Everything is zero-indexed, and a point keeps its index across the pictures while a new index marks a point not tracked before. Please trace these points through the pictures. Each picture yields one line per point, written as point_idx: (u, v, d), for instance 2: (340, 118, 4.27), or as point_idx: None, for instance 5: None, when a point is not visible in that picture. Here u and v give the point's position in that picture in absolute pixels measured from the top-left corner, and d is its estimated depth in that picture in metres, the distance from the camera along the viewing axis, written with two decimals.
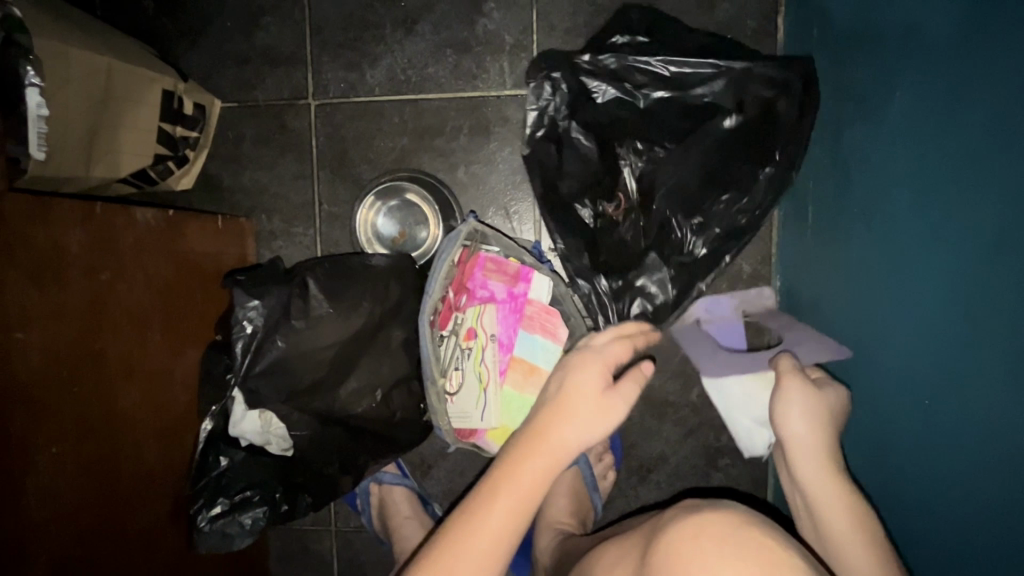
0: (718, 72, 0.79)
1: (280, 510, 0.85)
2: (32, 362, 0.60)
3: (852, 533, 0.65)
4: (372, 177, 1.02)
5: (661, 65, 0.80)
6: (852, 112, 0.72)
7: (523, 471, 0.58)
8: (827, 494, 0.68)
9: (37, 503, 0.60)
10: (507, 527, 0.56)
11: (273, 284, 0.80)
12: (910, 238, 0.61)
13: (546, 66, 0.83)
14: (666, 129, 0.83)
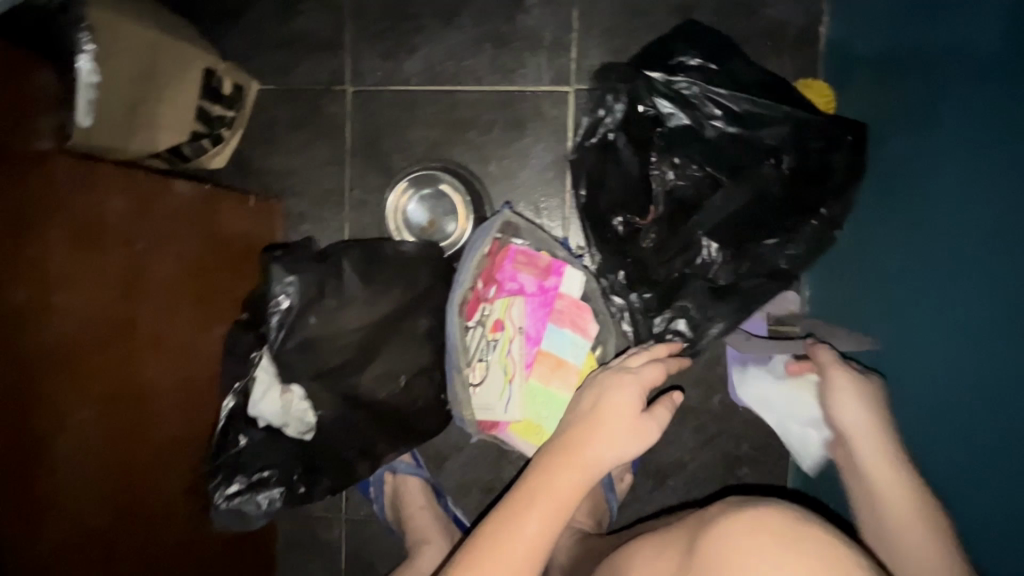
0: (785, 118, 0.75)
1: (297, 493, 0.84)
2: (66, 324, 0.59)
3: (915, 524, 0.65)
4: (403, 166, 1.02)
5: (731, 99, 0.76)
6: (901, 124, 0.70)
7: (558, 479, 0.61)
8: (882, 482, 0.69)
9: (59, 465, 0.59)
10: (542, 528, 0.58)
11: (308, 263, 0.80)
12: (949, 262, 0.60)
13: (612, 75, 0.81)
14: (717, 161, 0.79)
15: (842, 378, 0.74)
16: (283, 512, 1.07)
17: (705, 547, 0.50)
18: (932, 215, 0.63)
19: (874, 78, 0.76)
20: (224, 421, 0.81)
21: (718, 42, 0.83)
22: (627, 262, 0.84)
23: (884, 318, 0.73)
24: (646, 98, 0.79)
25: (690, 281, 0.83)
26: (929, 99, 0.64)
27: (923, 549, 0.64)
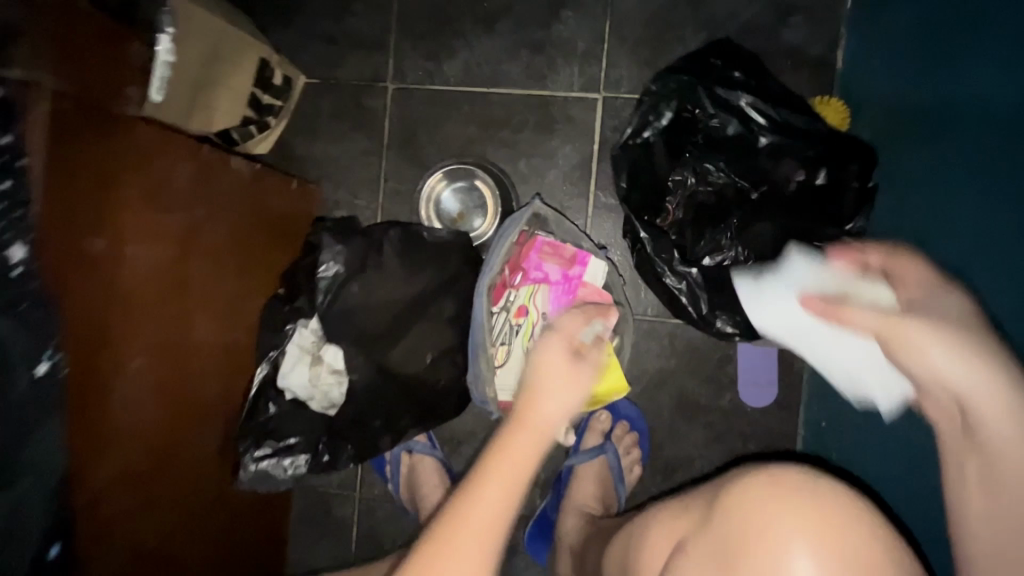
0: (819, 133, 0.85)
1: (322, 460, 0.87)
2: (134, 271, 0.63)
3: (1019, 486, 0.56)
4: (437, 160, 1.07)
5: (769, 111, 0.86)
6: (917, 135, 0.76)
7: (510, 452, 0.61)
8: (995, 446, 0.56)
9: (120, 406, 0.62)
10: (500, 510, 0.58)
11: (356, 239, 0.87)
12: (977, 257, 0.63)
13: (662, 82, 0.88)
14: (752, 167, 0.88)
15: (914, 327, 0.62)
16: (298, 488, 1.10)
17: (728, 501, 0.59)
18: (959, 212, 0.66)
19: (892, 93, 0.81)
20: (258, 387, 0.86)
21: (754, 61, 0.92)
22: (664, 256, 0.88)
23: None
24: (695, 104, 0.87)
25: (719, 282, 0.89)
26: (947, 111, 0.69)
27: (1016, 508, 0.56)
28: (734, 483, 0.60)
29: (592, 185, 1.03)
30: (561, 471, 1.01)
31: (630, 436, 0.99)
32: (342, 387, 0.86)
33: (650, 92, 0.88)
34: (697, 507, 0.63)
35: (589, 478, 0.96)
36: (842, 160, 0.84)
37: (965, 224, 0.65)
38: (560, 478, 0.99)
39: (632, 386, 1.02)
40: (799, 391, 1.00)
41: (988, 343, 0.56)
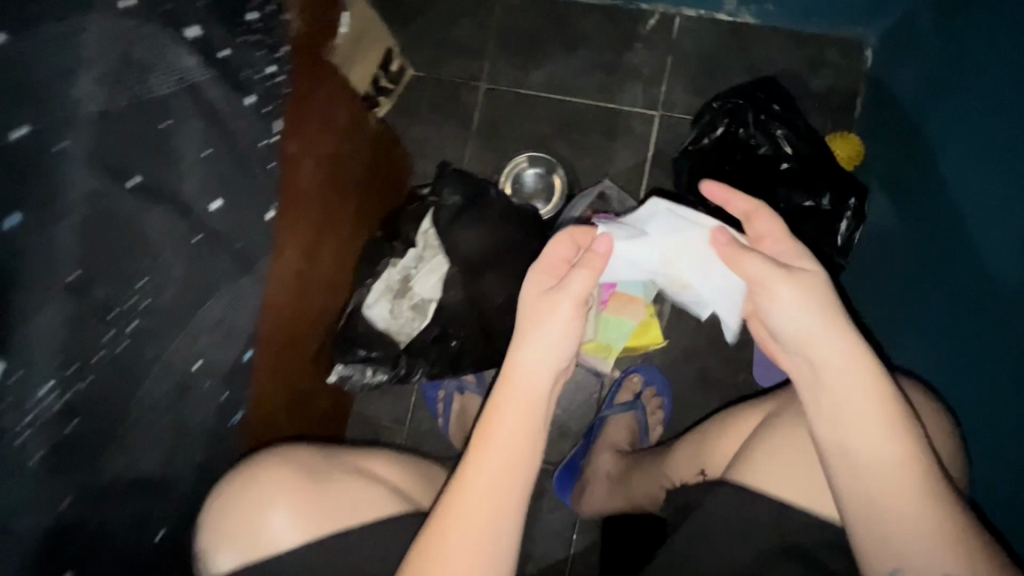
0: (829, 165, 1.05)
1: (398, 373, 1.02)
2: (304, 184, 0.81)
3: (890, 447, 0.57)
4: (514, 150, 1.28)
5: (788, 140, 1.05)
6: (920, 144, 0.95)
7: (503, 425, 0.59)
8: (843, 411, 0.59)
9: (279, 284, 0.79)
10: (499, 500, 0.57)
11: (462, 183, 1.02)
12: (968, 230, 0.79)
13: (712, 103, 1.12)
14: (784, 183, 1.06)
15: (785, 288, 0.60)
16: (354, 416, 1.24)
17: None
18: (956, 188, 0.83)
19: (899, 134, 1.02)
20: (353, 307, 1.02)
21: (787, 97, 1.11)
22: None
23: (910, 286, 0.91)
24: (739, 127, 1.07)
25: None
26: (949, 120, 0.88)
27: (889, 467, 0.56)
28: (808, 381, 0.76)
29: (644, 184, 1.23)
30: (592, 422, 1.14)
31: (657, 397, 1.14)
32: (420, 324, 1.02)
33: (711, 108, 1.12)
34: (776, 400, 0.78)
35: (620, 426, 1.11)
36: (845, 189, 1.04)
37: (936, 232, 0.87)
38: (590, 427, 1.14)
39: (662, 357, 1.17)
40: None
41: (834, 314, 0.59)
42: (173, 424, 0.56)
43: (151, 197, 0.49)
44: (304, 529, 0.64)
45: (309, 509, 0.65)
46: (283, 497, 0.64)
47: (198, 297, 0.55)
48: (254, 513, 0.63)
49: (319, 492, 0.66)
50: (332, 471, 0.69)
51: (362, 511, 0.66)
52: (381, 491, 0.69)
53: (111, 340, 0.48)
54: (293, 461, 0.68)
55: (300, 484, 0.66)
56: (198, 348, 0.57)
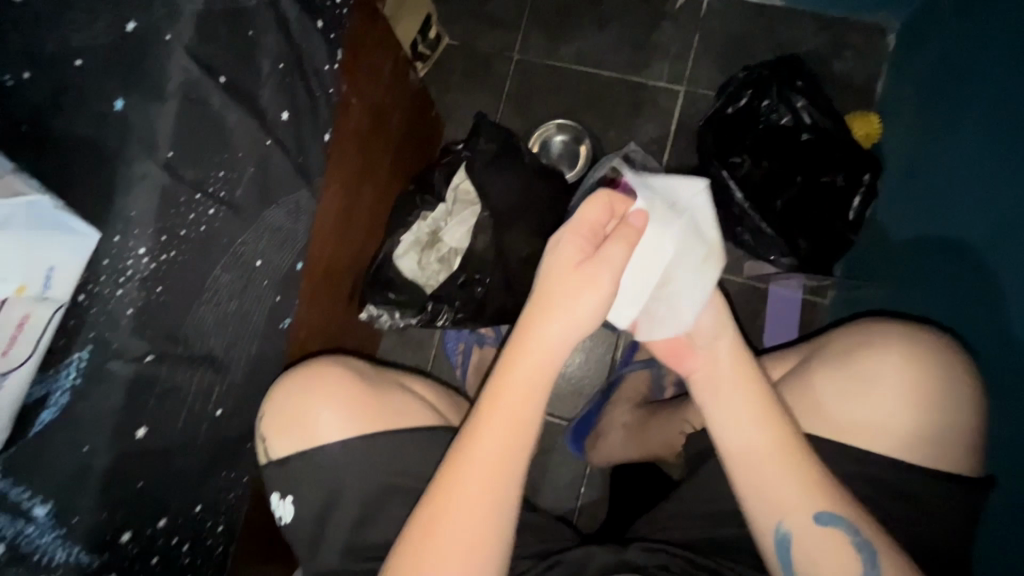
0: (845, 141, 1.09)
1: (426, 315, 1.08)
2: (350, 124, 0.87)
3: (758, 437, 0.66)
4: (542, 119, 1.33)
5: (809, 115, 1.10)
6: (951, 108, 0.97)
7: (509, 391, 0.61)
8: (736, 404, 0.68)
9: (323, 215, 0.85)
10: (502, 461, 0.61)
11: (495, 137, 1.07)
12: (1010, 185, 0.80)
13: (738, 73, 1.16)
14: (801, 156, 1.10)
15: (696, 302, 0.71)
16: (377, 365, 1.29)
17: (852, 346, 0.73)
18: (994, 145, 0.84)
19: (921, 110, 1.06)
20: (384, 255, 1.07)
21: (810, 75, 1.15)
22: (723, 206, 1.14)
23: (943, 248, 0.93)
24: (762, 100, 1.12)
25: (764, 237, 1.11)
26: (987, 81, 0.89)
27: (766, 454, 0.65)
28: (841, 329, 0.78)
29: (666, 155, 1.27)
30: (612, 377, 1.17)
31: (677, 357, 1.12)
32: (445, 272, 1.08)
33: (737, 79, 1.15)
34: (809, 345, 0.81)
35: (637, 383, 1.13)
36: (858, 166, 1.09)
37: (955, 201, 0.92)
38: (604, 384, 1.18)
39: None
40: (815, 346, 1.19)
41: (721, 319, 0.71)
42: (237, 311, 0.61)
43: (235, 95, 0.55)
44: (350, 422, 0.69)
45: (358, 406, 0.70)
46: (334, 396, 0.70)
47: (265, 197, 0.61)
48: (308, 405, 0.69)
49: (368, 392, 0.72)
50: (378, 380, 0.75)
51: (410, 417, 0.72)
52: (423, 405, 0.75)
53: (195, 220, 0.54)
54: (345, 365, 0.74)
55: (351, 384, 0.71)
56: (261, 246, 0.63)
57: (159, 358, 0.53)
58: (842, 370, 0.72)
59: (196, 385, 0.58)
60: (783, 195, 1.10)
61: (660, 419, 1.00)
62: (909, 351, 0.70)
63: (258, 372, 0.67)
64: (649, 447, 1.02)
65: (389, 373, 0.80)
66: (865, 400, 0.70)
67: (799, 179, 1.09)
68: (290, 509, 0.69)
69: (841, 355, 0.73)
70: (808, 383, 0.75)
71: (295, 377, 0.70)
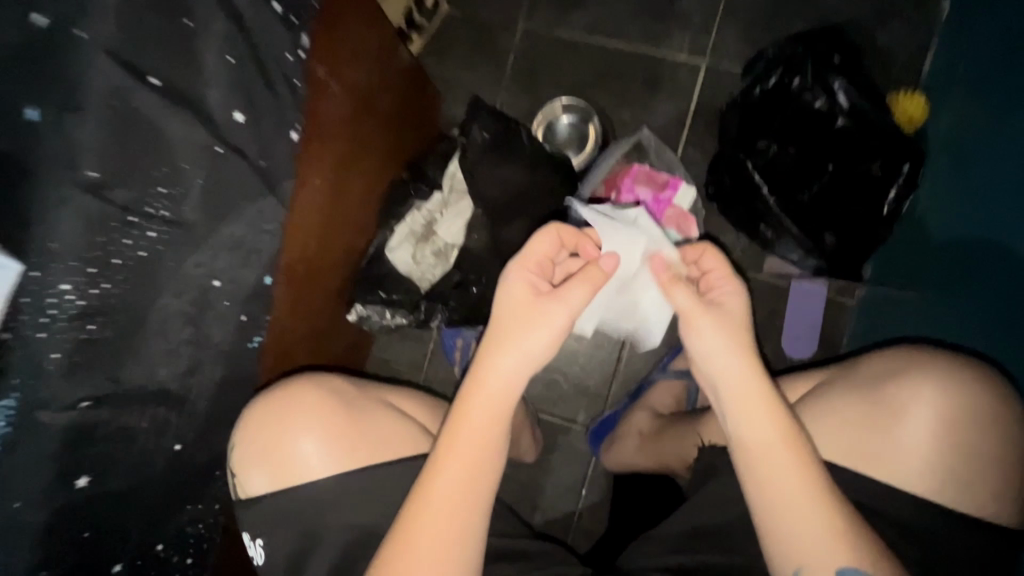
0: (886, 127, 0.97)
1: (420, 317, 1.02)
2: (330, 113, 0.78)
3: (787, 469, 0.57)
4: (549, 96, 1.22)
5: (847, 96, 0.97)
6: (1009, 86, 0.83)
7: (473, 415, 0.60)
8: (753, 432, 0.59)
9: (301, 214, 0.77)
10: (456, 499, 0.58)
11: (495, 123, 0.97)
12: None
13: (769, 47, 1.03)
14: (836, 143, 0.99)
15: (701, 324, 0.63)
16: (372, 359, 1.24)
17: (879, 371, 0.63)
18: None
19: (971, 89, 0.92)
20: (375, 249, 1.01)
21: (850, 49, 1.02)
22: (744, 199, 1.04)
23: (993, 250, 0.81)
24: (794, 78, 1.00)
25: (788, 233, 1.01)
26: None
27: (791, 489, 0.56)
28: (871, 353, 0.67)
29: (683, 137, 1.16)
30: (641, 385, 1.11)
31: None
32: (442, 269, 1.00)
33: (767, 57, 1.04)
34: (833, 367, 0.69)
35: (666, 392, 1.05)
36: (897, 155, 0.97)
37: (1011, 196, 0.79)
38: (637, 389, 1.11)
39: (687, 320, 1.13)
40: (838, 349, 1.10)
41: (739, 339, 0.63)
42: (193, 339, 0.55)
43: (170, 99, 0.48)
44: (332, 454, 0.65)
45: (340, 437, 0.66)
46: (316, 420, 0.66)
47: (219, 213, 0.54)
48: (286, 436, 0.65)
49: (349, 419, 0.67)
50: (361, 402, 0.69)
51: (396, 446, 0.67)
52: (412, 427, 0.70)
53: (131, 244, 0.47)
54: (328, 387, 0.68)
55: (333, 411, 0.67)
56: (217, 267, 0.56)
57: (97, 402, 0.48)
58: (873, 400, 0.61)
59: (146, 423, 0.52)
60: (811, 185, 0.99)
61: (677, 428, 0.92)
62: (954, 387, 0.58)
63: (225, 398, 0.62)
64: (664, 458, 0.94)
65: (374, 389, 0.74)
66: (892, 440, 0.59)
67: (829, 168, 0.98)
68: (260, 551, 0.65)
69: (872, 383, 0.62)
70: (828, 409, 0.63)
71: (268, 406, 0.66)
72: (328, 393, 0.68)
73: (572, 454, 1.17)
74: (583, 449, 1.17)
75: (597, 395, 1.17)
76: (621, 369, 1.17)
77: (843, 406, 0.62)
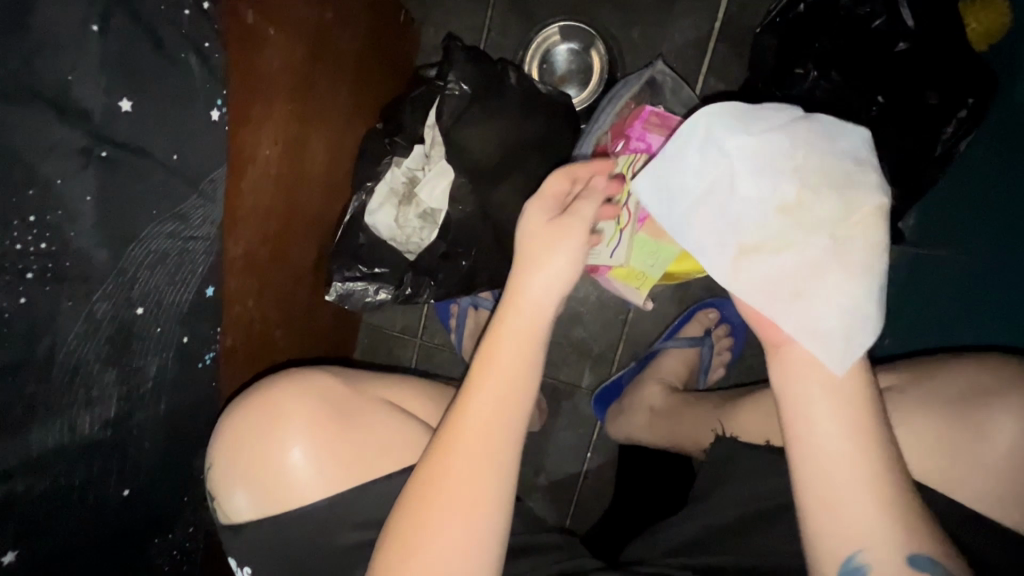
0: (954, 49, 0.79)
1: (404, 292, 0.92)
2: (274, 67, 0.64)
3: (860, 493, 0.47)
4: (545, 16, 1.02)
5: (909, 13, 0.79)
6: None
7: (497, 352, 0.52)
8: (829, 397, 0.49)
9: (251, 192, 0.66)
10: (476, 457, 0.49)
11: (480, 64, 0.83)
12: None
13: None
14: (891, 70, 0.81)
15: (862, 291, 0.50)
16: (363, 324, 1.16)
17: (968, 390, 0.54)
18: None
19: None
20: (354, 214, 0.89)
21: None
22: None
23: None
24: None
25: None
26: None
27: (854, 465, 0.47)
28: (947, 364, 0.58)
29: (704, 64, 0.98)
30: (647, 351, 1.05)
31: (725, 328, 1.00)
32: (432, 234, 0.87)
33: None
34: (895, 374, 0.61)
35: (677, 360, 0.99)
36: (964, 84, 0.80)
37: None
38: (647, 353, 1.02)
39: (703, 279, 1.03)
40: None
41: (868, 311, 0.49)
42: (121, 378, 0.47)
43: (19, 101, 0.37)
44: (324, 468, 0.54)
45: (338, 443, 0.55)
46: (308, 414, 0.56)
47: (124, 233, 0.44)
48: (276, 436, 0.55)
49: (349, 429, 0.56)
50: (362, 406, 0.58)
51: (398, 454, 0.57)
52: (416, 426, 0.60)
53: (4, 293, 0.38)
54: (316, 393, 0.57)
55: (325, 419, 0.56)
56: (137, 292, 0.47)
57: (5, 476, 0.41)
58: (952, 419, 0.54)
59: (79, 478, 0.46)
60: (857, 123, 0.83)
61: (698, 410, 0.87)
62: None
63: (179, 429, 0.55)
64: (676, 435, 0.89)
65: (369, 384, 0.63)
66: (967, 464, 0.52)
67: (878, 101, 0.82)
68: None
69: (953, 400, 0.55)
70: (898, 423, 0.56)
71: (256, 408, 0.56)
72: (321, 399, 0.57)
73: (575, 418, 1.12)
74: (588, 413, 1.11)
75: (603, 358, 1.09)
76: (628, 331, 1.08)
77: (915, 423, 0.55)
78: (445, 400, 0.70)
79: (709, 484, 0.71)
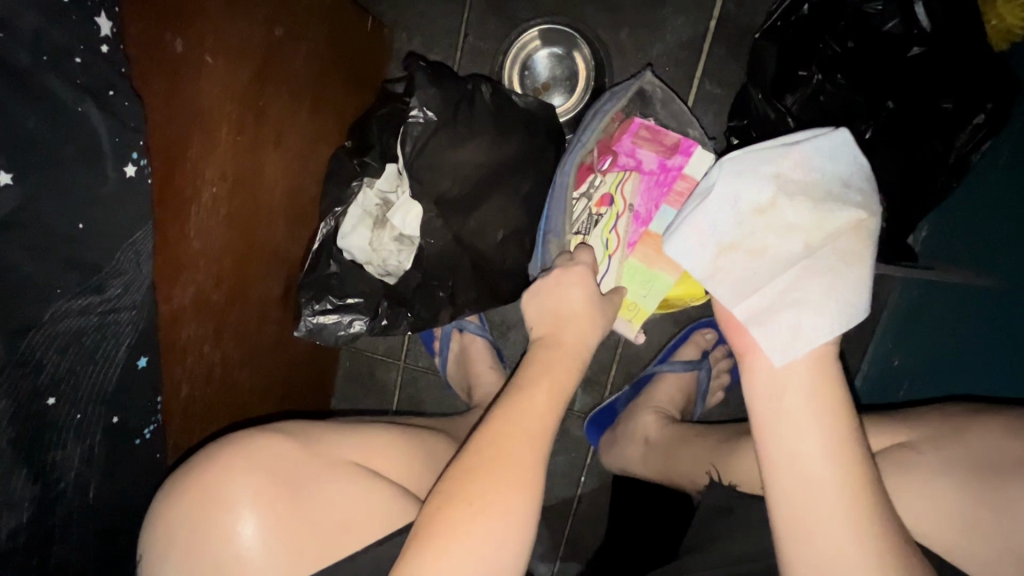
0: (973, 53, 0.72)
1: (381, 324, 0.86)
2: (214, 95, 0.55)
3: (844, 517, 0.43)
4: (525, 17, 0.94)
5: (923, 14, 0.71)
6: None
7: (540, 380, 0.55)
8: (813, 411, 0.46)
9: (195, 234, 0.58)
10: (507, 469, 0.48)
11: (450, 82, 0.76)
12: None
13: None
14: (902, 76, 0.74)
15: (831, 296, 0.48)
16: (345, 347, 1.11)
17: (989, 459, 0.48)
18: None
19: None
20: (322, 241, 0.83)
21: None
22: None
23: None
24: None
25: None
26: None
27: (829, 487, 0.43)
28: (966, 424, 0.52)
29: (699, 67, 0.90)
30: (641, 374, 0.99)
31: (722, 350, 0.95)
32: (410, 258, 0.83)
33: None
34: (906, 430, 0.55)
35: (673, 386, 0.93)
36: (985, 91, 0.72)
37: None
38: (641, 378, 0.98)
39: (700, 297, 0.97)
40: (877, 322, 0.94)
41: (839, 317, 0.48)
42: (34, 476, 0.43)
43: None
44: (275, 548, 0.50)
45: (289, 515, 0.51)
46: (259, 483, 0.52)
47: (19, 322, 0.39)
48: (223, 508, 0.50)
49: (303, 503, 0.52)
50: (318, 475, 0.55)
51: (363, 525, 0.54)
52: (381, 494, 0.57)
53: None
54: (267, 463, 0.53)
55: (274, 495, 0.52)
56: (45, 381, 0.42)
57: None
58: (971, 491, 0.48)
59: None
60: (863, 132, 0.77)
61: (694, 445, 0.82)
62: None
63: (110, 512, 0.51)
64: (673, 473, 0.84)
65: (330, 446, 0.58)
66: (987, 543, 0.47)
67: (887, 107, 0.75)
68: None
69: (972, 468, 0.49)
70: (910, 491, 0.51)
71: (205, 477, 0.51)
72: (270, 472, 0.52)
73: (566, 442, 1.07)
74: (580, 437, 1.06)
75: (595, 381, 1.04)
76: (622, 353, 1.02)
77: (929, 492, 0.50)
78: (416, 455, 0.65)
79: (701, 536, 0.66)
